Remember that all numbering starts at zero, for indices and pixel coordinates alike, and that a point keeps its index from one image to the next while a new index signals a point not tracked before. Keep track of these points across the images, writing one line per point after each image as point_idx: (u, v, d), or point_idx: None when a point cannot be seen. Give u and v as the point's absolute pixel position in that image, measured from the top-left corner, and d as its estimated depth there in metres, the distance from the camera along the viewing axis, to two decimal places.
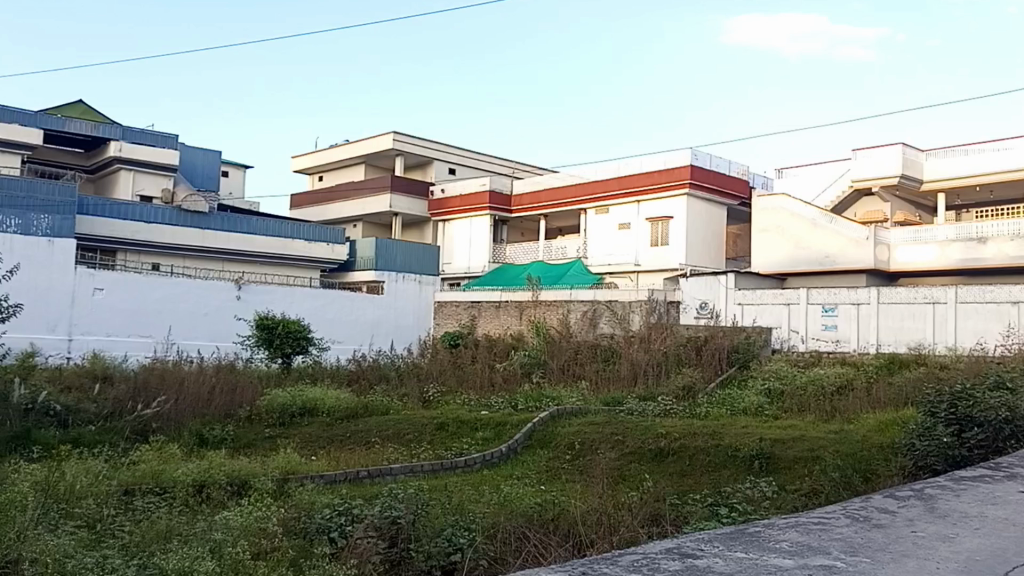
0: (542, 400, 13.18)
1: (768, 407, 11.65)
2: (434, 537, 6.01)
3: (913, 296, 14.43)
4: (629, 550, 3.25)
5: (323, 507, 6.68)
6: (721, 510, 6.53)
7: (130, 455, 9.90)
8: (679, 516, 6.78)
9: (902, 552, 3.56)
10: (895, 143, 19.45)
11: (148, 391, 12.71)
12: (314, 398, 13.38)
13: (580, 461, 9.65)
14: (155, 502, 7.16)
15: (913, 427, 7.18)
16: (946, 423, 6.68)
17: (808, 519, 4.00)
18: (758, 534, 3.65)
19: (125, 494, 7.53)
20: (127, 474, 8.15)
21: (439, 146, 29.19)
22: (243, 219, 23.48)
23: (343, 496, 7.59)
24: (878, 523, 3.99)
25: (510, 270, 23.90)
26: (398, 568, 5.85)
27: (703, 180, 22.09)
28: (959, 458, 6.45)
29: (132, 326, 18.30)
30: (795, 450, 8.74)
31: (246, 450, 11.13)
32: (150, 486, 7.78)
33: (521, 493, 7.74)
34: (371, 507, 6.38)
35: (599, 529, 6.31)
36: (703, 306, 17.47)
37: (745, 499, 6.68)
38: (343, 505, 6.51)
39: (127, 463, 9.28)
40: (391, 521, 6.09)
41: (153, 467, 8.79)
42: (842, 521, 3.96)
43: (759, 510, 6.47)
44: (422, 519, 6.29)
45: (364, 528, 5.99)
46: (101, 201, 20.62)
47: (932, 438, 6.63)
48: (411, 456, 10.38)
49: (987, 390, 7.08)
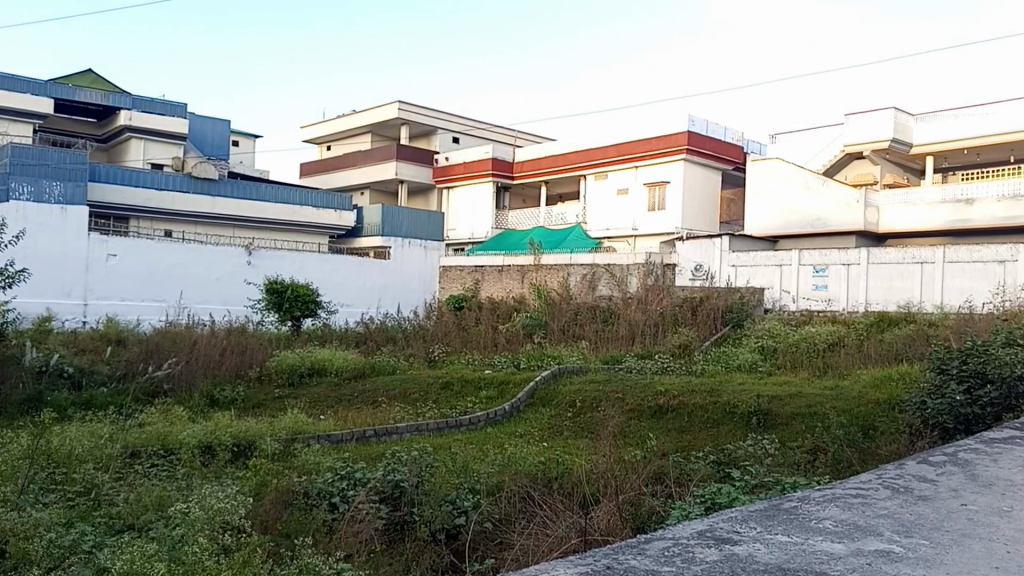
0: (544, 359, 13.70)
1: (762, 363, 12.12)
2: (442, 491, 6.46)
3: (901, 257, 14.77)
4: (656, 536, 2.89)
5: (326, 471, 6.97)
6: (719, 468, 6.82)
7: (137, 417, 10.38)
8: (683, 474, 6.92)
9: (962, 532, 2.96)
10: (887, 107, 19.64)
11: (160, 353, 13.22)
12: (322, 359, 13.87)
13: (582, 419, 10.13)
14: (158, 467, 7.61)
15: (923, 386, 6.41)
16: (959, 381, 5.90)
17: (844, 491, 3.35)
18: (795, 510, 3.13)
19: (132, 456, 8.05)
20: (135, 437, 8.64)
21: (442, 113, 29.27)
22: (252, 186, 23.87)
23: (345, 458, 8.02)
24: (921, 494, 3.32)
25: (513, 236, 24.19)
26: (402, 529, 6.24)
27: (700, 145, 22.30)
28: (970, 417, 5.70)
29: (146, 291, 18.77)
30: (792, 406, 9.02)
31: (255, 410, 11.66)
32: (156, 448, 8.30)
33: (523, 452, 8.17)
34: (373, 471, 6.75)
35: (613, 476, 6.55)
36: (698, 268, 17.84)
37: (742, 457, 6.90)
38: (345, 470, 6.84)
39: (135, 425, 9.75)
40: (394, 484, 6.48)
41: (160, 429, 9.26)
42: (882, 494, 3.29)
43: (759, 460, 6.78)
44: (427, 482, 6.68)
45: (370, 492, 6.38)
46: (113, 168, 20.80)
47: (944, 397, 5.88)
48: (417, 415, 10.84)
49: (1003, 346, 6.14)
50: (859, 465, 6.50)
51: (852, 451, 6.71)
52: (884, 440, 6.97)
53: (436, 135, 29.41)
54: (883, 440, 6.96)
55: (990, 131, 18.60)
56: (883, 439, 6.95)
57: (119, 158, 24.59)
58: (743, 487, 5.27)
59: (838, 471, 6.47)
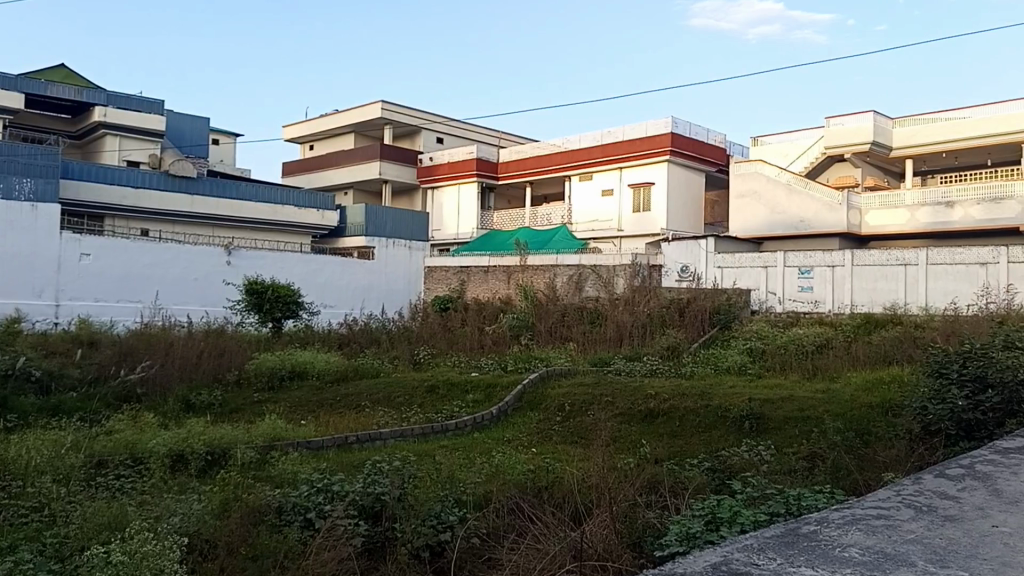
0: (531, 361, 13.50)
1: (750, 365, 12.00)
2: (426, 504, 6.18)
3: (885, 259, 14.72)
4: (664, 570, 2.66)
5: (303, 483, 6.67)
6: (716, 481, 6.60)
7: (106, 423, 10.04)
8: (677, 482, 6.70)
9: (1002, 560, 2.79)
10: (868, 110, 19.62)
11: (133, 356, 12.88)
12: (304, 362, 13.58)
13: (571, 423, 9.89)
14: (126, 479, 7.32)
15: (923, 390, 6.29)
16: (960, 386, 5.78)
17: (864, 512, 3.23)
18: (813, 536, 2.97)
19: (99, 467, 7.76)
20: (102, 446, 8.37)
21: (426, 113, 28.99)
22: (231, 184, 23.46)
23: (324, 468, 7.76)
24: (948, 515, 3.19)
25: (497, 236, 23.96)
26: (381, 547, 5.95)
27: (685, 146, 22.20)
28: (973, 423, 5.53)
29: (120, 291, 18.33)
30: (785, 410, 8.86)
31: (233, 416, 11.35)
32: (124, 457, 8.02)
33: (512, 460, 7.95)
34: (354, 482, 6.48)
35: (604, 488, 6.29)
36: (685, 269, 17.68)
37: (738, 467, 6.74)
38: (323, 481, 6.56)
39: (103, 433, 9.41)
40: (375, 498, 6.18)
41: (130, 437, 8.95)
42: (907, 515, 3.17)
43: (753, 472, 6.59)
44: (408, 495, 6.35)
45: (347, 507, 6.08)
46: (86, 166, 20.38)
47: (945, 401, 5.74)
48: (401, 420, 10.60)
49: (1004, 348, 6.01)
50: (859, 473, 6.31)
51: (852, 460, 6.59)
52: (881, 447, 6.81)
53: (419, 135, 29.14)
54: (877, 446, 6.86)
55: (967, 134, 18.60)
56: (884, 446, 6.81)
57: (95, 156, 24.09)
58: (740, 501, 5.06)
59: (837, 479, 6.29)
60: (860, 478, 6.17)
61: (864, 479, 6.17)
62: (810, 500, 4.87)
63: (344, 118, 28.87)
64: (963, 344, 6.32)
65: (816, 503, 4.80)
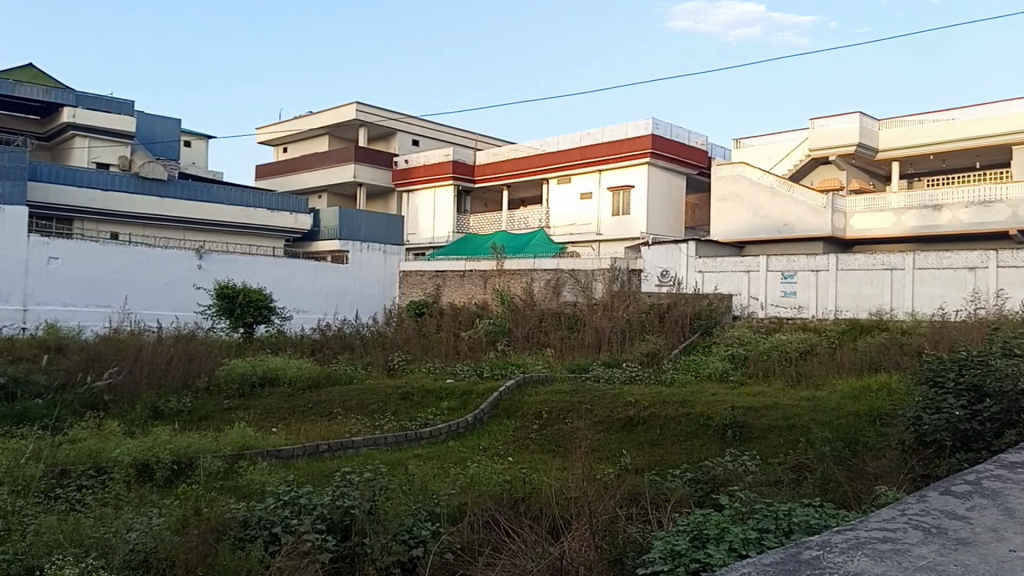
0: (508, 368, 13.16)
1: (733, 372, 11.77)
2: (396, 517, 5.79)
3: (871, 263, 14.60)
4: None
5: (268, 495, 6.25)
6: (700, 493, 6.29)
7: (67, 432, 9.56)
8: (659, 493, 6.36)
9: None
10: (855, 111, 19.55)
11: (101, 362, 12.38)
12: (275, 367, 13.14)
13: (550, 431, 9.55)
14: (86, 491, 6.89)
15: (915, 401, 6.04)
16: (957, 395, 5.54)
17: (868, 535, 2.93)
18: (812, 563, 2.67)
19: (61, 477, 7.32)
20: (65, 454, 7.93)
21: (403, 115, 28.59)
22: (203, 186, 22.90)
23: (291, 479, 7.36)
24: (960, 538, 2.91)
25: (474, 240, 23.62)
26: (350, 563, 5.57)
27: (666, 149, 22.01)
28: (969, 434, 5.30)
29: (89, 295, 17.75)
30: (769, 418, 8.58)
31: (202, 423, 10.89)
32: (87, 466, 7.58)
33: (488, 470, 7.58)
34: (322, 495, 6.07)
35: (582, 500, 5.96)
36: (665, 273, 17.48)
37: (723, 478, 6.46)
38: (289, 493, 6.15)
39: (65, 441, 8.94)
40: (344, 511, 5.78)
41: (93, 445, 8.51)
42: (914, 538, 2.88)
43: (738, 483, 6.30)
44: (378, 507, 5.96)
45: (314, 521, 5.67)
46: (54, 167, 19.81)
47: (941, 412, 5.48)
48: (374, 427, 10.21)
49: (1004, 354, 5.78)
50: (849, 486, 6.04)
51: (841, 471, 6.34)
52: (871, 458, 6.58)
53: (395, 137, 28.75)
54: (867, 457, 6.62)
55: (954, 136, 18.63)
56: (874, 457, 6.56)
57: (64, 158, 23.41)
58: (731, 515, 4.75)
59: (826, 492, 6.03)
60: (851, 491, 5.88)
61: (854, 492, 5.90)
62: (802, 515, 4.59)
63: (318, 120, 28.39)
64: (959, 351, 6.09)
65: (810, 520, 4.50)
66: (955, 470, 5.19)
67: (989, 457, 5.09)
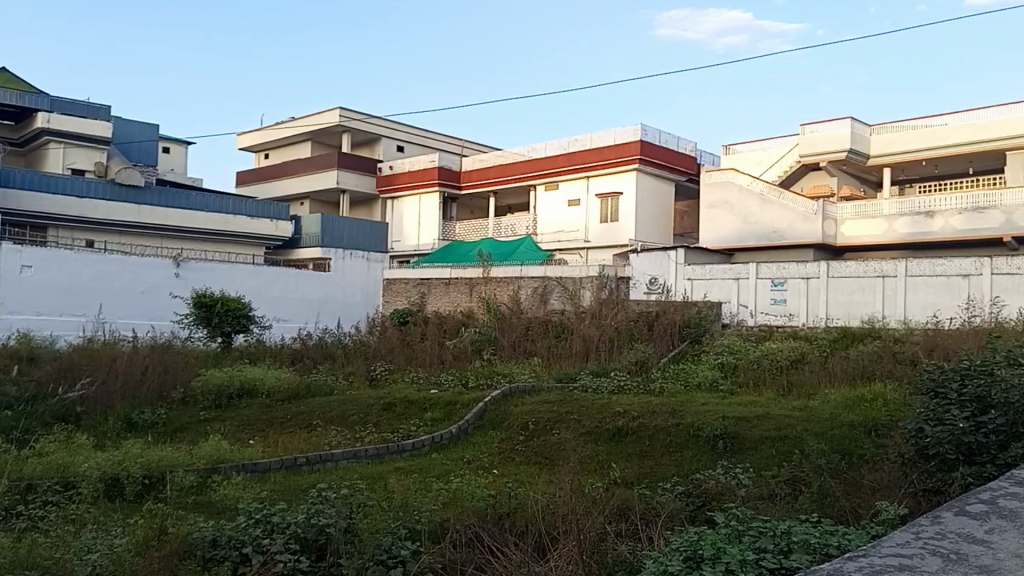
0: (494, 377, 12.87)
1: (723, 381, 11.55)
2: (374, 537, 5.44)
3: (862, 270, 14.46)
4: None
5: (239, 513, 5.84)
6: (691, 507, 6.01)
7: (33, 445, 9.18)
8: (651, 508, 6.03)
9: None
10: (845, 117, 19.50)
11: (74, 372, 11.98)
12: (253, 378, 12.77)
13: (536, 442, 9.26)
14: (48, 508, 6.55)
15: (915, 411, 5.80)
16: (960, 407, 5.31)
17: (883, 562, 2.68)
18: None
19: (25, 493, 6.99)
20: (31, 468, 7.62)
21: (387, 121, 28.32)
22: (181, 193, 22.51)
23: (263, 496, 7.02)
24: (981, 565, 2.68)
25: (459, 247, 23.34)
26: None
27: (654, 155, 21.85)
28: (974, 446, 5.08)
29: (63, 304, 17.30)
30: (761, 429, 8.33)
31: (177, 436, 10.53)
32: (54, 482, 7.27)
33: (472, 484, 7.27)
34: (295, 513, 5.69)
35: (567, 515, 5.65)
36: (653, 281, 17.26)
37: (715, 492, 6.16)
38: (262, 511, 5.76)
39: (30, 455, 8.58)
40: (319, 530, 5.42)
41: (62, 459, 8.18)
42: (932, 566, 2.63)
43: (727, 500, 6.04)
44: (354, 527, 5.62)
45: (286, 540, 5.31)
46: (28, 174, 19.48)
47: (945, 424, 5.26)
48: (355, 440, 9.89)
49: (1008, 363, 5.57)
50: (845, 500, 5.79)
51: (838, 486, 6.12)
52: (869, 470, 6.35)
53: (380, 143, 28.46)
54: (864, 469, 6.40)
55: (944, 142, 18.63)
56: (870, 470, 6.35)
57: (38, 164, 23.01)
58: (731, 533, 4.47)
59: (823, 506, 5.80)
60: (848, 506, 5.64)
61: (852, 506, 5.67)
62: (800, 533, 4.34)
63: (301, 125, 28.05)
64: (961, 360, 5.86)
65: (811, 540, 4.24)
66: (961, 487, 4.97)
67: (996, 472, 4.89)
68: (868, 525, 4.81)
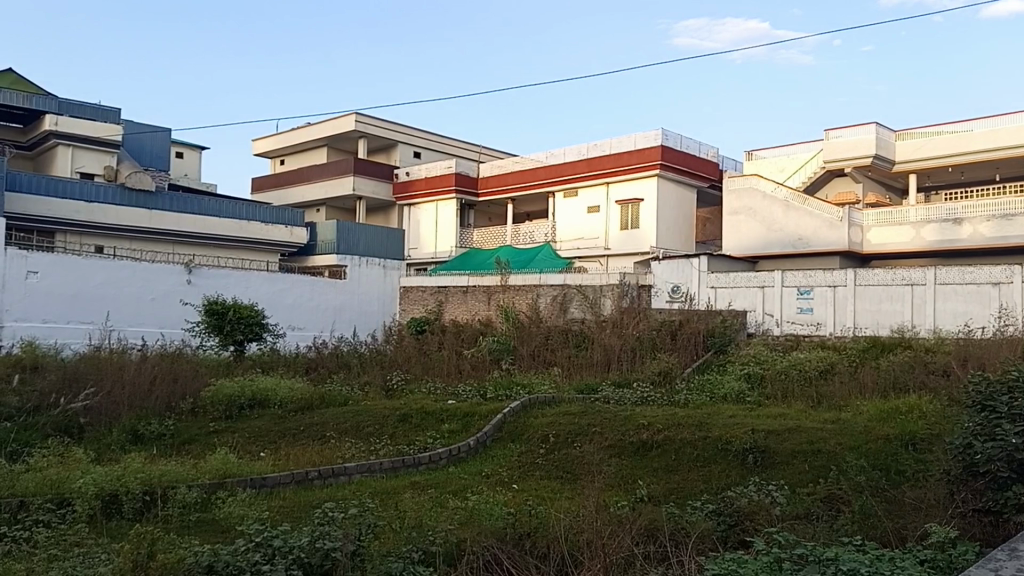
0: (512, 388, 12.57)
1: (749, 393, 11.17)
2: (383, 564, 5.12)
3: (890, 278, 14.05)
4: None
5: (240, 536, 5.45)
6: (723, 527, 5.68)
7: (28, 460, 9.06)
8: (680, 528, 5.66)
9: None
10: (870, 123, 19.08)
11: (80, 383, 11.86)
12: (265, 389, 12.57)
13: (556, 456, 8.94)
14: (37, 531, 6.50)
15: (962, 425, 5.42)
16: (1011, 420, 4.92)
17: None
18: None
19: (17, 516, 7.01)
20: (27, 484, 7.68)
21: (404, 128, 28.22)
22: (194, 199, 22.49)
23: (269, 517, 6.77)
24: None
25: (477, 254, 23.11)
26: None
27: (676, 161, 21.53)
28: None
29: (70, 311, 17.25)
30: (792, 442, 7.98)
31: (186, 448, 10.36)
32: (47, 499, 7.26)
33: (490, 502, 6.94)
34: (301, 535, 5.32)
35: (591, 536, 5.35)
36: (676, 289, 16.93)
37: (749, 510, 5.79)
38: (265, 531, 5.39)
39: (24, 469, 8.54)
40: (324, 555, 5.05)
41: (59, 474, 8.16)
42: None
43: (738, 522, 5.73)
44: (363, 551, 5.30)
45: (287, 566, 4.93)
46: (36, 178, 19.48)
47: (996, 440, 4.89)
48: (369, 452, 9.63)
49: None
50: (895, 522, 5.43)
51: (879, 504, 5.78)
52: (910, 489, 5.98)
53: (397, 150, 28.36)
54: (906, 487, 6.05)
55: (972, 148, 18.15)
56: (914, 488, 6.01)
57: (48, 168, 23.11)
58: (774, 562, 4.08)
59: (866, 526, 5.47)
60: (894, 528, 5.28)
61: (897, 527, 5.33)
62: (850, 560, 4.00)
63: (317, 132, 28.02)
64: (1010, 370, 5.47)
65: (858, 569, 3.91)
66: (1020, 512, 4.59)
67: None
68: (914, 548, 4.47)
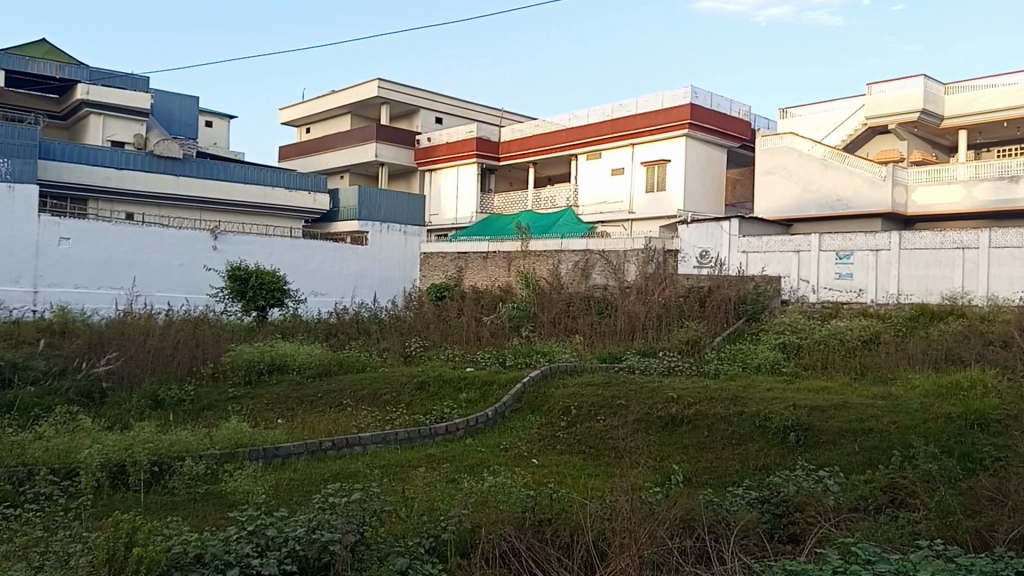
0: (533, 356, 11.98)
1: (786, 363, 10.52)
2: (388, 562, 4.54)
3: (939, 241, 13.20)
4: None
5: (232, 523, 4.90)
6: (769, 519, 5.11)
7: (39, 426, 8.69)
8: (724, 518, 5.05)
9: None
10: (917, 75, 18.00)
11: (102, 347, 11.49)
12: (284, 354, 12.13)
13: (579, 429, 8.34)
14: (41, 507, 6.05)
15: None
16: None
17: None
18: None
19: (20, 488, 6.59)
20: (38, 453, 7.32)
21: (426, 91, 27.47)
22: (218, 164, 22.01)
23: (281, 500, 6.28)
24: None
25: (499, 220, 22.41)
26: None
27: (706, 120, 20.57)
28: None
29: (100, 278, 17.02)
30: (839, 420, 7.34)
31: (202, 415, 9.96)
32: (55, 470, 6.89)
33: (508, 481, 6.36)
34: (305, 522, 4.79)
35: (627, 525, 4.80)
36: (704, 254, 16.19)
37: (799, 500, 5.18)
38: (264, 518, 4.83)
39: (32, 437, 8.17)
40: (326, 548, 4.51)
41: (71, 442, 7.79)
42: None
43: (797, 514, 5.11)
44: (368, 542, 4.76)
45: (283, 561, 4.43)
46: (68, 146, 19.16)
47: None
48: (385, 422, 9.13)
49: None
50: (974, 519, 4.79)
51: (955, 498, 5.10)
52: (985, 481, 5.30)
53: (419, 114, 27.64)
54: (982, 479, 5.36)
55: None
56: (992, 478, 5.37)
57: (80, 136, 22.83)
58: None
59: (943, 526, 4.80)
60: (975, 526, 4.66)
61: (975, 528, 4.67)
62: None
63: (340, 98, 27.40)
64: None
65: None
66: None
67: None
68: (1010, 558, 3.85)
